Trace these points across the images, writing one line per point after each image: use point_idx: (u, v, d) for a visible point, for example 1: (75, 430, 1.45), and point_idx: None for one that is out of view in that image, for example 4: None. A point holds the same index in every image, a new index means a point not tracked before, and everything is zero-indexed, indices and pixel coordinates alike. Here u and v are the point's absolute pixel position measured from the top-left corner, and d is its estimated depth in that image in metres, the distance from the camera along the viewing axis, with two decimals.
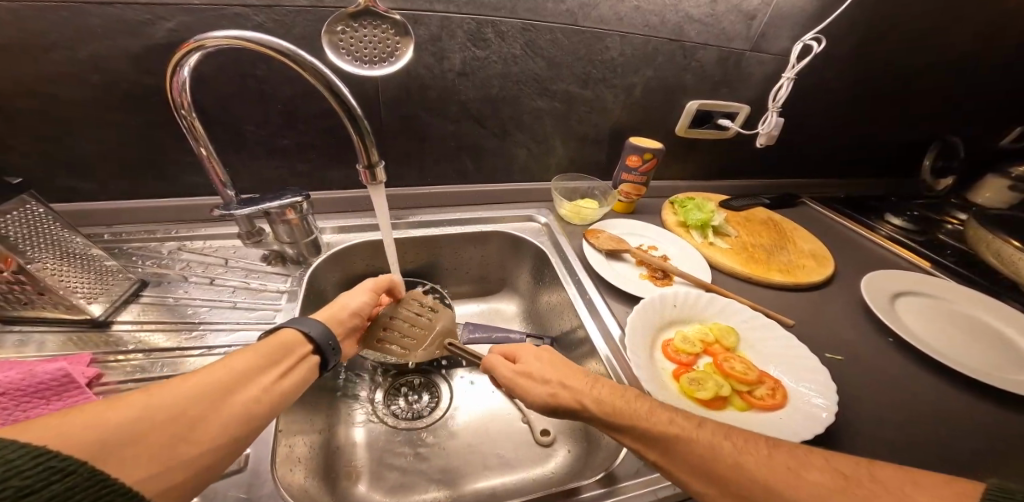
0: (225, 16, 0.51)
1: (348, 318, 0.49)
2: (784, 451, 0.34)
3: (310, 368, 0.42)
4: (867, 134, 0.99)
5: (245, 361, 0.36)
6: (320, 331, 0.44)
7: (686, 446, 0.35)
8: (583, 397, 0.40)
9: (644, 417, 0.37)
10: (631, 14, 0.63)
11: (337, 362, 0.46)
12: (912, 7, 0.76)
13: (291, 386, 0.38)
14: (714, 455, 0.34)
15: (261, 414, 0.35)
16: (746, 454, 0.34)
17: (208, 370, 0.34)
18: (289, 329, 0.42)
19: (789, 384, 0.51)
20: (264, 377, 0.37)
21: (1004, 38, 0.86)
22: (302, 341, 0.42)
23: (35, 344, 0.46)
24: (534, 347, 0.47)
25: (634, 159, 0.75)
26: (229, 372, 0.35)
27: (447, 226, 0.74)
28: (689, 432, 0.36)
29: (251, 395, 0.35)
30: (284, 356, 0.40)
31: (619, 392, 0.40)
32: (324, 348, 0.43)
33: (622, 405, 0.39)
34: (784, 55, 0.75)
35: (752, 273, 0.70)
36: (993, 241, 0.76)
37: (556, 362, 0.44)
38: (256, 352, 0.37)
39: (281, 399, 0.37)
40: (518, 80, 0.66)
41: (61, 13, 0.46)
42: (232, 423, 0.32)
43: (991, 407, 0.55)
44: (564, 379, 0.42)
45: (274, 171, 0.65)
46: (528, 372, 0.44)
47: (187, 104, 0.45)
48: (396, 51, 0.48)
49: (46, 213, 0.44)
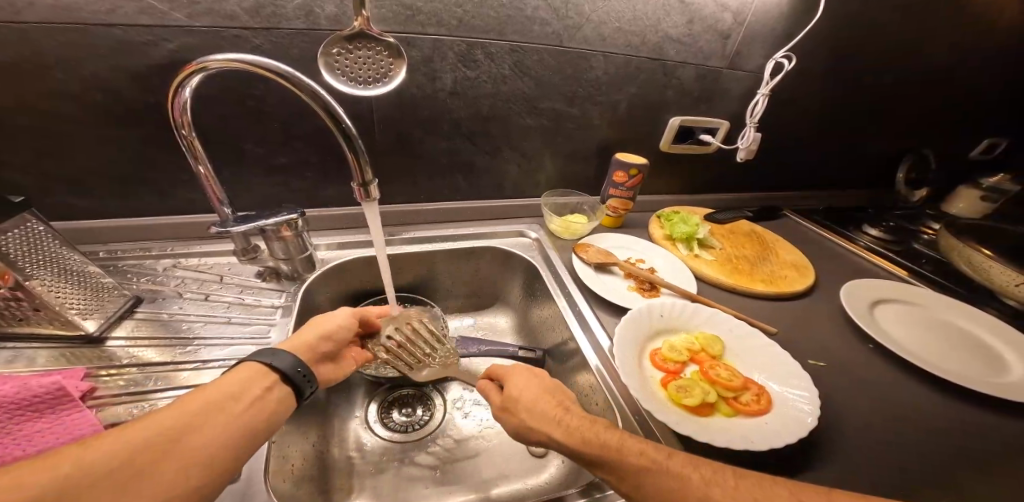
0: (225, 38, 0.53)
1: (318, 344, 0.49)
2: (752, 480, 0.36)
3: (280, 397, 0.42)
4: (844, 148, 1.03)
5: (201, 402, 0.37)
6: (288, 361, 0.44)
7: (657, 481, 0.36)
8: (551, 429, 0.41)
9: (615, 447, 0.38)
10: (614, 34, 0.67)
11: (313, 390, 0.46)
12: (897, 15, 0.80)
13: (257, 420, 0.39)
14: (682, 487, 0.35)
15: (225, 453, 0.36)
16: (713, 484, 0.35)
17: (167, 411, 0.35)
18: (253, 363, 0.43)
19: (774, 388, 0.53)
20: (227, 413, 0.37)
21: (966, 54, 0.91)
22: (266, 373, 0.42)
23: (25, 359, 0.46)
24: (522, 370, 0.48)
25: (621, 175, 0.78)
26: (187, 412, 0.36)
27: (438, 242, 0.75)
28: (661, 463, 0.37)
29: (209, 435, 0.35)
30: (248, 388, 0.40)
31: (591, 422, 0.41)
32: (293, 377, 0.44)
33: (591, 435, 0.39)
34: (759, 72, 0.79)
35: (735, 284, 0.72)
36: (963, 248, 0.81)
37: (538, 388, 0.46)
38: (215, 391, 0.38)
39: (244, 434, 0.37)
40: (507, 98, 0.68)
41: (68, 34, 0.48)
42: (190, 465, 0.33)
43: (970, 413, 0.56)
44: (536, 408, 0.43)
45: (271, 188, 0.66)
46: (512, 396, 0.45)
47: (187, 123, 0.46)
48: (389, 72, 0.51)
49: (46, 230, 0.45)
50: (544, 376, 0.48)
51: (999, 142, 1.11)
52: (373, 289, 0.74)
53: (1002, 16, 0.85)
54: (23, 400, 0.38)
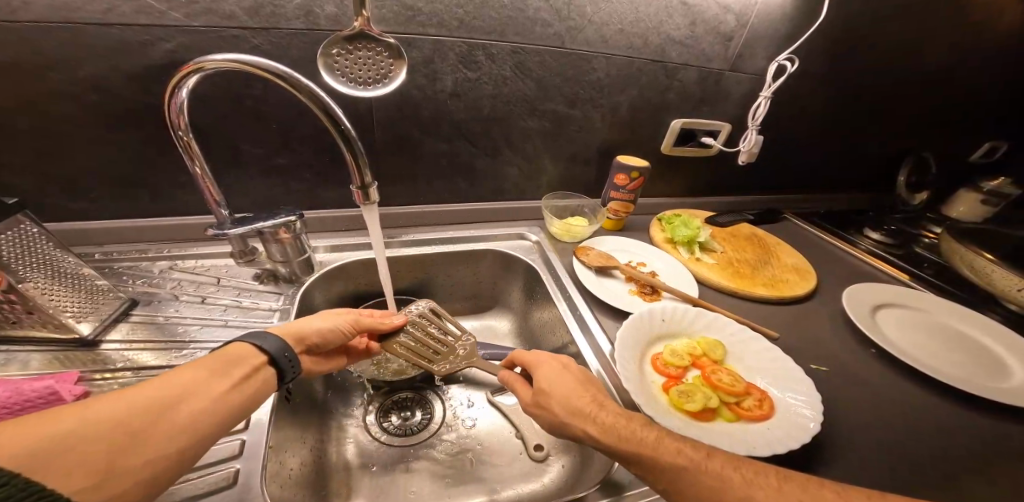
0: (224, 37, 0.52)
1: (310, 336, 0.49)
2: (796, 484, 0.35)
3: (266, 379, 0.42)
4: (846, 149, 1.02)
5: (189, 376, 0.37)
6: (277, 345, 0.44)
7: (695, 478, 0.36)
8: (587, 425, 0.40)
9: (653, 445, 0.38)
10: (616, 36, 0.66)
11: (296, 376, 0.46)
12: (898, 17, 0.80)
13: (243, 398, 0.39)
14: (721, 485, 0.35)
15: (212, 426, 0.36)
16: (756, 486, 0.35)
17: (156, 381, 0.35)
18: (243, 344, 0.43)
19: (776, 393, 0.52)
20: (214, 389, 0.38)
21: (967, 54, 0.91)
22: (255, 353, 0.42)
23: (18, 363, 0.45)
24: (553, 362, 0.47)
25: (622, 177, 0.77)
26: (177, 384, 0.36)
27: (438, 245, 0.75)
28: (698, 462, 0.37)
29: (196, 408, 0.36)
30: (235, 368, 0.40)
31: (627, 417, 0.41)
32: (280, 360, 0.44)
33: (626, 433, 0.39)
34: (761, 74, 0.79)
35: (737, 287, 0.72)
36: (966, 254, 0.80)
37: (570, 381, 0.45)
38: (204, 367, 0.38)
39: (230, 410, 0.38)
40: (507, 100, 0.68)
41: (65, 33, 0.47)
42: (177, 436, 0.34)
43: (974, 416, 0.56)
44: (572, 402, 0.42)
45: (270, 190, 0.65)
46: (543, 388, 0.44)
47: (184, 124, 0.45)
48: (390, 73, 0.50)
49: (40, 232, 0.44)
50: (574, 367, 0.47)
51: (999, 145, 1.11)
52: (372, 292, 0.73)
53: (1003, 16, 0.85)
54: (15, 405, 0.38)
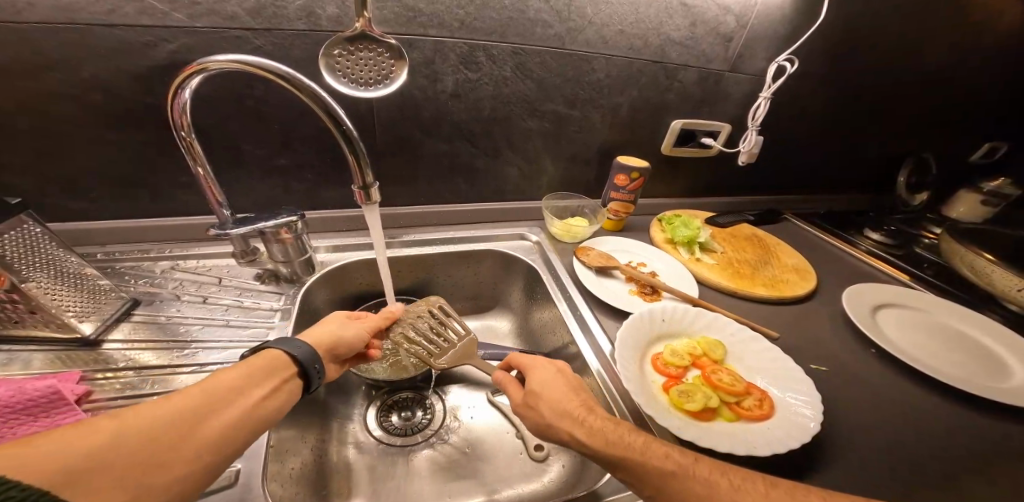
0: (226, 38, 0.52)
1: (339, 343, 0.50)
2: (782, 490, 0.36)
3: (292, 390, 0.43)
4: (846, 149, 1.03)
5: (222, 386, 0.37)
6: (307, 354, 0.45)
7: (686, 483, 0.36)
8: (574, 428, 0.40)
9: (640, 450, 0.38)
10: (616, 37, 0.67)
11: (320, 384, 0.47)
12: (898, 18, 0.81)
13: (271, 409, 0.40)
14: (708, 492, 0.36)
15: (240, 439, 0.36)
16: (742, 491, 0.36)
17: (189, 391, 0.35)
18: (274, 352, 0.43)
19: (776, 393, 0.52)
20: (245, 400, 0.38)
21: (967, 54, 0.91)
22: (284, 363, 0.43)
23: (21, 362, 0.45)
24: (547, 367, 0.48)
25: (622, 178, 0.78)
26: (210, 395, 0.36)
27: (438, 245, 0.75)
28: (686, 467, 0.37)
29: (227, 420, 0.36)
30: (265, 378, 0.41)
31: (613, 422, 0.40)
32: (309, 371, 0.45)
33: (614, 437, 0.39)
34: (761, 75, 0.79)
35: (737, 287, 0.72)
36: (966, 254, 0.80)
37: (562, 385, 0.45)
38: (235, 377, 0.39)
39: (257, 422, 0.38)
40: (507, 100, 0.68)
41: (68, 34, 0.47)
42: (207, 448, 0.34)
43: (973, 416, 0.56)
44: (561, 405, 0.42)
45: (271, 190, 0.66)
46: (535, 390, 0.44)
47: (187, 125, 0.45)
48: (391, 73, 0.50)
49: (43, 232, 0.44)
50: (567, 373, 0.48)
51: (997, 145, 1.10)
52: (373, 292, 0.73)
53: (1002, 17, 0.85)
54: (18, 404, 0.38)
